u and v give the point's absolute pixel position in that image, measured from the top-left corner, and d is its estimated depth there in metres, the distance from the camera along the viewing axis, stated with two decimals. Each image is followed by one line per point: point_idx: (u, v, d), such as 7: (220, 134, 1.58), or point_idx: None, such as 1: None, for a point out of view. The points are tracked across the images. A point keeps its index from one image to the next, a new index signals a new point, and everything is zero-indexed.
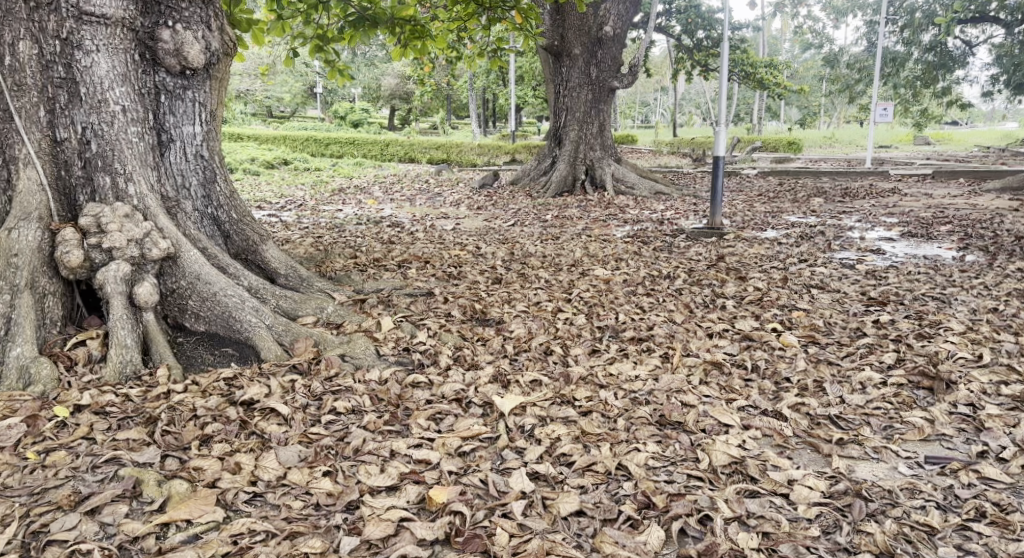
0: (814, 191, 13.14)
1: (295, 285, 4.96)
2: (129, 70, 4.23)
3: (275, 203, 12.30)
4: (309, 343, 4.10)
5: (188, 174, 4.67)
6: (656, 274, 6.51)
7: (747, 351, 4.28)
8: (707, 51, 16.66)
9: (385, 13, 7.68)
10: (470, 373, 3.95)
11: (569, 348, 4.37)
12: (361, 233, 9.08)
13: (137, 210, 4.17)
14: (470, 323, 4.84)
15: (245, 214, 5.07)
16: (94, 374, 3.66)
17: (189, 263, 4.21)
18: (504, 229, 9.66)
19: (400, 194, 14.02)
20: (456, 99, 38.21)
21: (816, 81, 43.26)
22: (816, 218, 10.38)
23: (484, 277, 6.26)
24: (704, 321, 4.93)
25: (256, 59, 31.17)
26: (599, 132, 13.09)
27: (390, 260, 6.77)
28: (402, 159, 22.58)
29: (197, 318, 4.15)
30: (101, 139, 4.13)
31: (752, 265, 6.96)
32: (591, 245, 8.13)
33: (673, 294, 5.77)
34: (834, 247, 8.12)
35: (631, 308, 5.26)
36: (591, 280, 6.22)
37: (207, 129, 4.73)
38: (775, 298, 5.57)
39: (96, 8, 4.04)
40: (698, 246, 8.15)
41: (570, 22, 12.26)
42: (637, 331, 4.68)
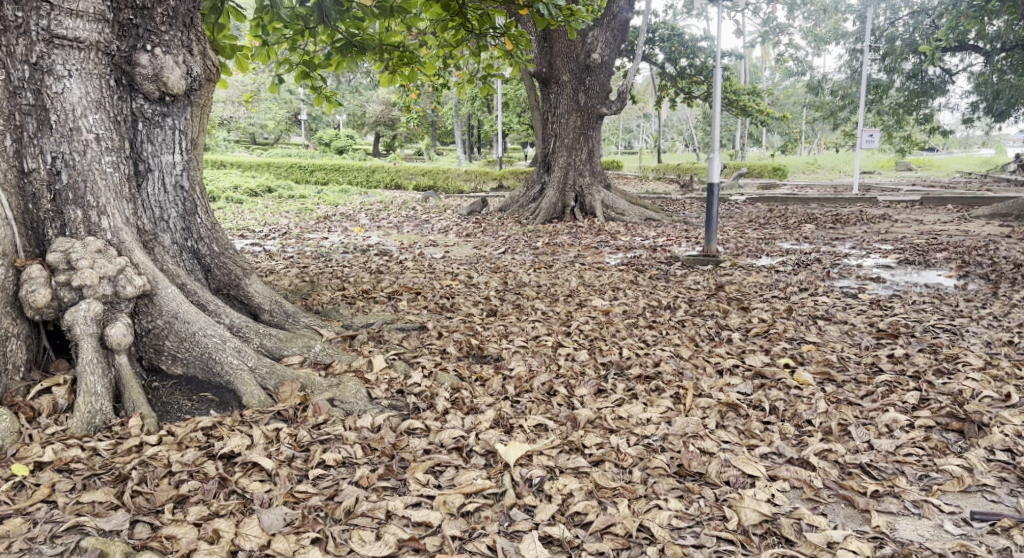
0: (804, 217, 13.05)
1: (280, 321, 4.69)
2: (104, 96, 3.98)
3: (259, 231, 12.03)
4: (295, 387, 3.81)
5: (167, 206, 4.41)
6: (656, 304, 6.29)
7: (762, 390, 4.04)
8: (691, 79, 16.65)
9: (374, 40, 7.53)
10: (470, 416, 3.69)
11: (574, 387, 4.11)
12: (348, 262, 8.80)
13: (110, 245, 3.89)
14: (466, 361, 4.57)
15: (227, 245, 4.81)
16: (60, 426, 3.37)
17: (167, 300, 3.93)
18: (495, 257, 9.44)
19: (388, 221, 13.77)
20: (441, 126, 38.18)
21: (797, 108, 43.67)
22: (810, 245, 10.22)
23: (477, 309, 6.01)
24: (712, 356, 4.70)
25: (239, 86, 31.01)
26: (588, 158, 12.93)
27: (379, 292, 6.50)
28: (388, 185, 22.38)
29: (174, 360, 3.86)
30: (73, 169, 3.86)
31: (752, 294, 6.75)
32: (586, 274, 7.91)
33: (676, 325, 5.55)
34: (833, 275, 7.95)
35: (634, 342, 5.02)
36: (589, 311, 5.99)
37: (188, 158, 4.48)
38: (782, 329, 5.36)
39: (69, 31, 3.79)
40: (695, 274, 7.95)
41: (559, 49, 12.24)
42: (644, 367, 4.44)
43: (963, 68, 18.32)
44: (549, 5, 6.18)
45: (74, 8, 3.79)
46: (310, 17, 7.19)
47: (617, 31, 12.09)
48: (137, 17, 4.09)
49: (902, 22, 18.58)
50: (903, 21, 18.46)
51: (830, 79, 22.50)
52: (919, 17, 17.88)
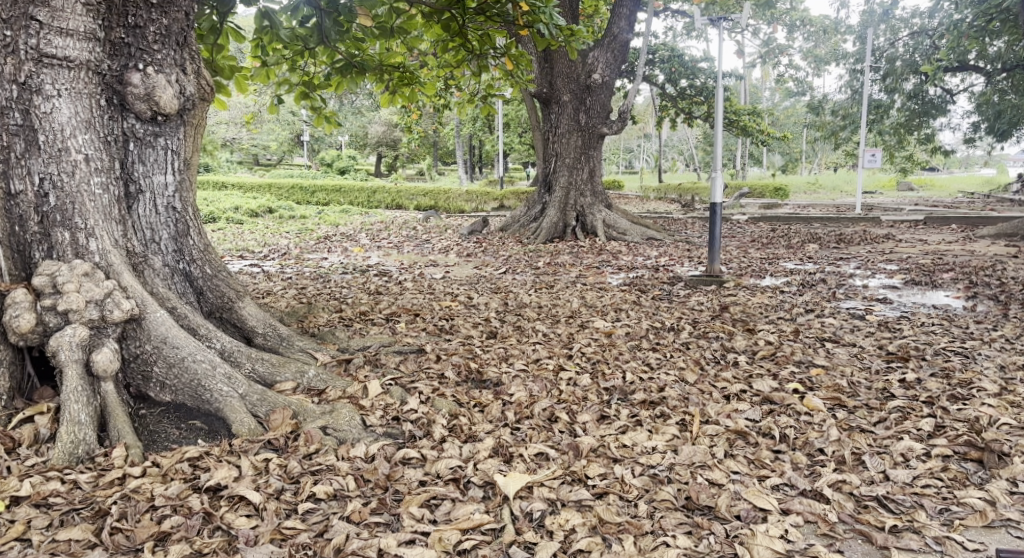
0: (808, 237, 12.94)
1: (274, 345, 4.56)
2: (94, 116, 3.88)
3: (258, 251, 11.94)
4: (286, 415, 3.67)
5: (159, 228, 4.30)
6: (659, 325, 6.16)
7: (771, 416, 3.91)
8: (691, 99, 16.64)
9: (373, 60, 7.48)
10: (467, 444, 3.56)
11: (576, 413, 3.98)
12: (346, 283, 8.69)
13: (98, 268, 3.78)
14: (465, 386, 4.44)
15: (220, 267, 4.69)
16: (40, 458, 3.25)
17: (155, 325, 3.80)
18: (495, 277, 9.32)
19: (388, 241, 13.68)
20: (443, 146, 38.24)
21: (798, 128, 43.75)
22: (814, 265, 10.11)
23: (477, 331, 5.88)
24: (718, 380, 4.56)
25: (241, 108, 31.12)
26: (589, 178, 12.87)
27: (377, 313, 6.38)
28: (388, 205, 22.34)
29: (162, 387, 3.73)
30: (61, 191, 3.76)
31: (758, 315, 6.63)
32: (588, 295, 7.79)
33: (680, 348, 5.42)
34: (839, 295, 7.83)
35: (638, 366, 4.89)
36: (591, 333, 5.86)
37: (180, 179, 4.38)
38: (789, 352, 5.23)
39: (58, 50, 3.71)
40: (699, 295, 7.83)
41: (559, 69, 12.24)
42: (648, 392, 4.31)
43: (963, 88, 18.30)
44: (549, 25, 6.10)
45: (64, 26, 3.70)
46: (310, 38, 7.14)
47: (618, 51, 12.00)
48: (129, 36, 4.00)
49: (901, 42, 18.59)
50: (903, 42, 18.47)
51: (831, 99, 22.47)
52: (919, 37, 17.89)
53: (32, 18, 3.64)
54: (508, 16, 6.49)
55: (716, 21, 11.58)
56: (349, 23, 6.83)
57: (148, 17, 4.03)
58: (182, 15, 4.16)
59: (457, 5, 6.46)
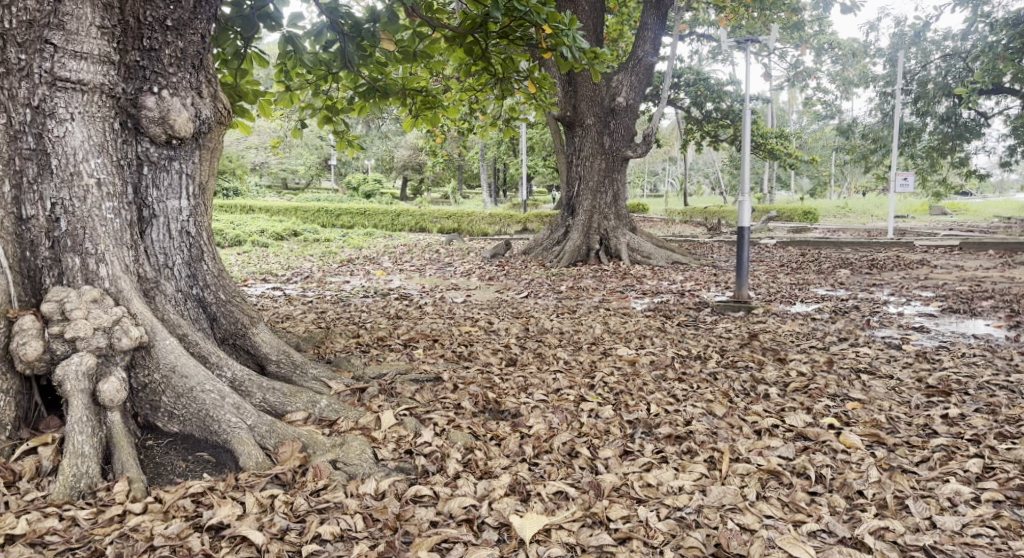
0: (839, 262, 12.65)
1: (287, 373, 4.44)
2: (108, 139, 3.83)
3: (281, 274, 11.94)
4: (296, 447, 3.54)
5: (172, 252, 4.21)
6: (685, 354, 5.96)
7: (805, 454, 3.71)
8: (717, 122, 16.47)
9: (396, 84, 7.41)
10: (483, 480, 3.40)
11: (597, 448, 3.79)
12: (367, 307, 8.61)
13: (108, 294, 3.70)
14: (482, 417, 4.27)
15: (235, 293, 4.60)
16: (41, 492, 3.17)
17: (165, 352, 3.70)
18: (517, 302, 9.19)
19: (410, 264, 13.63)
20: (468, 170, 38.38)
21: (827, 152, 43.33)
22: (846, 291, 9.84)
23: (497, 358, 5.71)
24: (748, 414, 4.35)
25: (269, 132, 31.51)
26: (613, 201, 12.72)
27: (395, 339, 6.26)
28: (413, 229, 22.36)
29: (170, 417, 3.63)
30: (72, 216, 3.70)
31: (788, 344, 6.40)
32: (612, 320, 7.62)
33: (708, 378, 5.21)
34: (873, 323, 7.56)
35: (663, 397, 4.69)
36: (614, 361, 5.67)
37: (195, 204, 4.31)
38: (822, 386, 5.01)
39: (71, 73, 3.66)
40: (726, 321, 7.62)
41: (583, 92, 12.15)
42: (674, 425, 4.12)
43: (999, 111, 17.95)
44: (573, 48, 5.98)
45: (79, 50, 3.67)
46: (333, 63, 7.12)
47: (642, 75, 12.01)
48: (144, 58, 3.96)
49: (934, 65, 18.32)
50: (936, 64, 18.25)
51: (861, 123, 22.11)
52: (952, 59, 17.64)
53: (46, 41, 3.60)
54: (532, 39, 6.36)
55: (745, 43, 11.44)
56: (373, 48, 6.82)
57: (163, 40, 3.98)
58: (199, 38, 4.11)
59: (479, 29, 6.31)
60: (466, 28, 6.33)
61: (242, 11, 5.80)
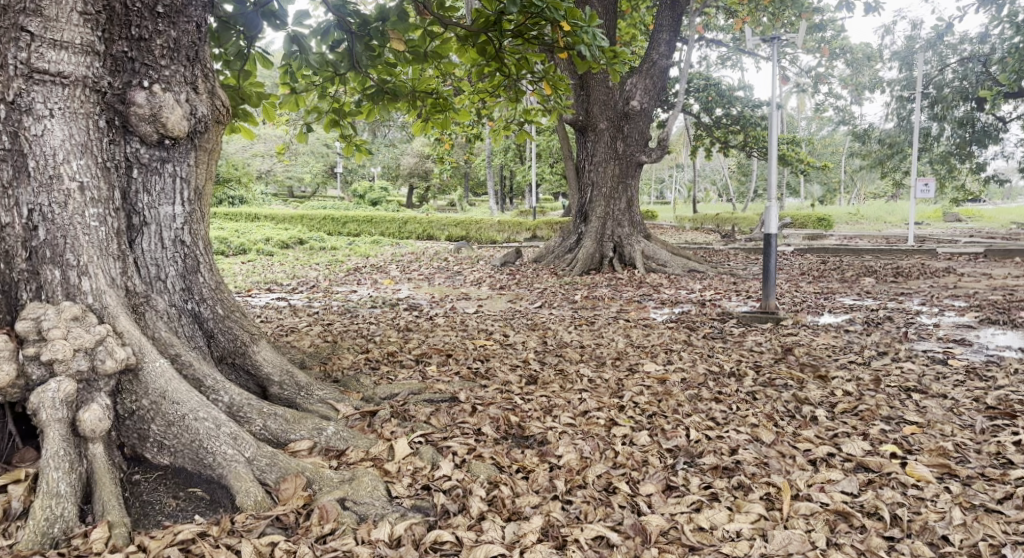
0: (862, 270, 12.20)
1: (290, 397, 4.05)
2: (92, 138, 3.45)
3: (286, 284, 11.56)
4: (299, 484, 3.15)
5: (165, 263, 3.84)
6: (718, 370, 5.52)
7: (872, 489, 3.35)
8: (727, 128, 16.05)
9: (406, 86, 7.03)
10: (512, 522, 3.03)
11: (638, 483, 3.39)
12: (376, 318, 8.22)
13: (91, 311, 3.32)
14: (506, 444, 3.86)
15: (234, 307, 4.22)
16: (9, 540, 2.80)
17: (154, 376, 3.33)
18: (531, 313, 8.77)
19: (419, 272, 13.24)
20: (474, 176, 38.08)
21: (838, 157, 42.85)
22: (874, 301, 9.41)
23: (516, 377, 5.29)
24: (799, 441, 3.96)
25: (273, 140, 31.18)
26: (627, 208, 12.33)
27: (406, 354, 5.85)
28: (420, 236, 22.00)
29: (161, 448, 3.26)
30: (51, 223, 3.32)
31: (826, 359, 5.98)
32: (634, 333, 7.20)
33: (747, 399, 4.78)
34: (910, 336, 7.12)
35: (702, 420, 4.28)
36: (641, 379, 5.24)
37: (191, 210, 3.92)
38: (873, 407, 4.60)
39: (51, 64, 3.30)
40: (755, 333, 7.19)
41: (596, 96, 11.76)
42: (719, 454, 3.72)
43: (1017, 116, 17.49)
44: (592, 46, 5.59)
45: (58, 38, 3.30)
46: (341, 64, 6.78)
47: (656, 78, 11.54)
48: (133, 49, 3.59)
49: (951, 69, 17.81)
50: (952, 68, 17.87)
51: (877, 128, 21.65)
52: (970, 63, 17.18)
53: (22, 28, 3.24)
54: (547, 39, 5.94)
55: (768, 42, 10.98)
56: (381, 48, 6.46)
57: (154, 29, 3.63)
58: (193, 27, 3.76)
59: (493, 28, 5.87)
60: (479, 26, 5.89)
61: (244, 9, 5.46)
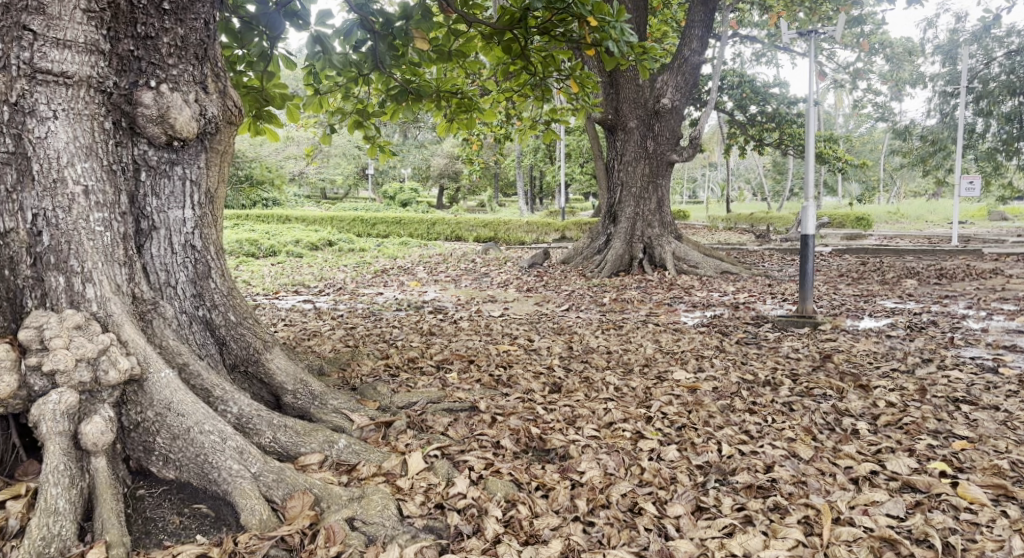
0: (904, 271, 11.76)
1: (304, 407, 3.93)
2: (97, 141, 3.34)
3: (313, 286, 11.52)
4: (306, 502, 3.03)
5: (175, 269, 3.72)
6: (751, 379, 5.26)
7: (920, 512, 3.13)
8: (761, 126, 15.64)
9: (430, 85, 6.84)
10: (529, 547, 2.89)
11: (665, 503, 3.21)
12: (400, 321, 8.09)
13: (95, 319, 3.21)
14: (526, 459, 3.69)
15: (247, 313, 4.10)
16: None
17: (159, 387, 3.21)
18: (557, 316, 8.57)
19: (446, 274, 13.11)
20: (505, 176, 37.93)
21: (877, 155, 41.90)
22: (916, 304, 9.02)
23: (539, 384, 5.10)
24: (839, 458, 3.72)
25: (305, 142, 31.36)
26: (657, 208, 12.05)
27: (427, 360, 5.70)
28: (448, 237, 21.91)
29: (166, 462, 3.15)
30: (55, 229, 3.21)
31: (867, 367, 5.69)
32: (664, 338, 6.96)
33: (783, 410, 4.54)
34: (957, 341, 6.77)
35: (734, 434, 4.05)
36: (670, 387, 5.01)
37: (202, 213, 3.80)
38: (919, 419, 4.32)
39: (54, 65, 3.19)
40: (791, 339, 6.90)
41: (626, 94, 11.50)
42: (753, 471, 3.51)
43: None
44: (620, 42, 5.30)
45: (61, 38, 3.20)
46: (364, 64, 6.66)
47: (688, 75, 11.24)
48: (139, 47, 3.47)
49: (999, 63, 17.20)
50: (999, 62, 17.26)
51: (918, 125, 21.04)
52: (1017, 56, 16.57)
53: (25, 27, 3.14)
54: (574, 35, 5.73)
55: (804, 36, 10.61)
56: (404, 47, 6.29)
57: (161, 27, 3.51)
58: (201, 25, 3.64)
59: (518, 25, 5.62)
60: (503, 24, 5.65)
61: (266, 9, 5.33)
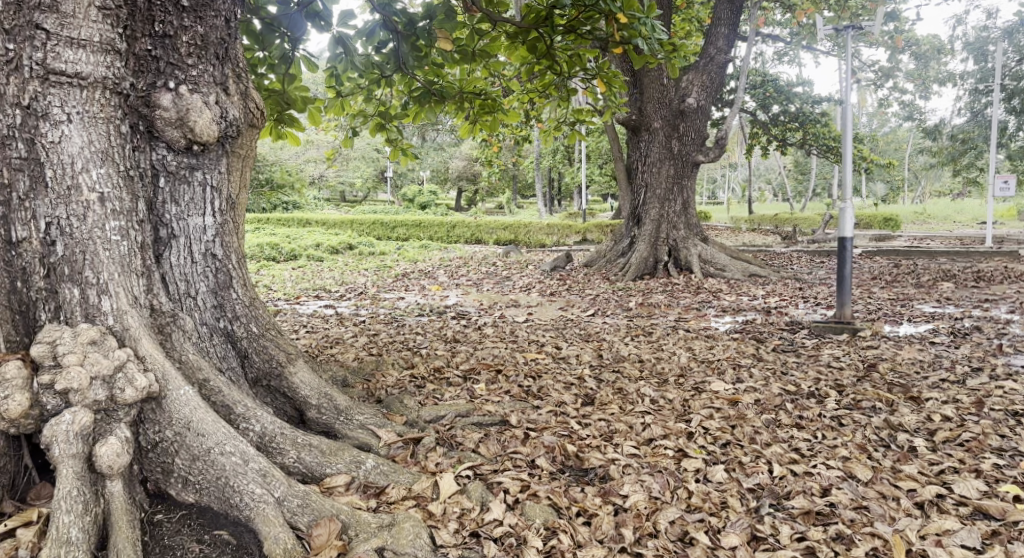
0: (941, 274, 11.39)
1: (328, 422, 3.74)
2: (113, 145, 3.17)
3: (334, 291, 11.36)
4: (333, 530, 2.86)
5: (195, 279, 3.55)
6: (794, 390, 5.00)
7: (998, 545, 2.94)
8: (784, 126, 15.31)
9: (453, 87, 6.61)
10: None
11: (718, 533, 3.05)
12: (422, 328, 7.91)
13: (112, 333, 3.04)
14: (565, 480, 3.49)
15: (269, 325, 3.92)
16: None
17: (178, 405, 3.04)
18: (583, 322, 8.33)
19: (467, 278, 12.93)
20: (524, 178, 37.74)
21: (902, 155, 41.25)
22: (956, 308, 8.69)
23: (571, 396, 4.88)
24: (901, 480, 3.48)
25: (325, 145, 31.33)
26: (682, 210, 11.78)
27: (453, 370, 5.51)
28: (468, 240, 21.71)
29: (185, 484, 2.98)
30: (70, 238, 3.05)
31: (914, 377, 5.42)
32: (697, 345, 6.72)
33: (833, 425, 4.28)
34: (1006, 348, 6.46)
35: (783, 452, 3.82)
36: (709, 400, 4.77)
37: (222, 220, 3.63)
38: (982, 436, 4.04)
39: (68, 65, 3.03)
40: (830, 345, 6.63)
41: (649, 93, 11.25)
42: (809, 496, 3.32)
43: None
44: (651, 39, 5.09)
45: (75, 36, 3.03)
46: (387, 65, 6.49)
47: (714, 74, 10.98)
48: (157, 47, 3.31)
49: None
50: None
51: (948, 124, 20.55)
52: None
53: (37, 26, 2.97)
54: (601, 35, 5.49)
55: (842, 32, 9.82)
56: (428, 48, 6.10)
57: (179, 25, 3.35)
58: (221, 22, 3.48)
59: (544, 23, 5.42)
60: (528, 22, 5.45)
61: (287, 10, 5.17)
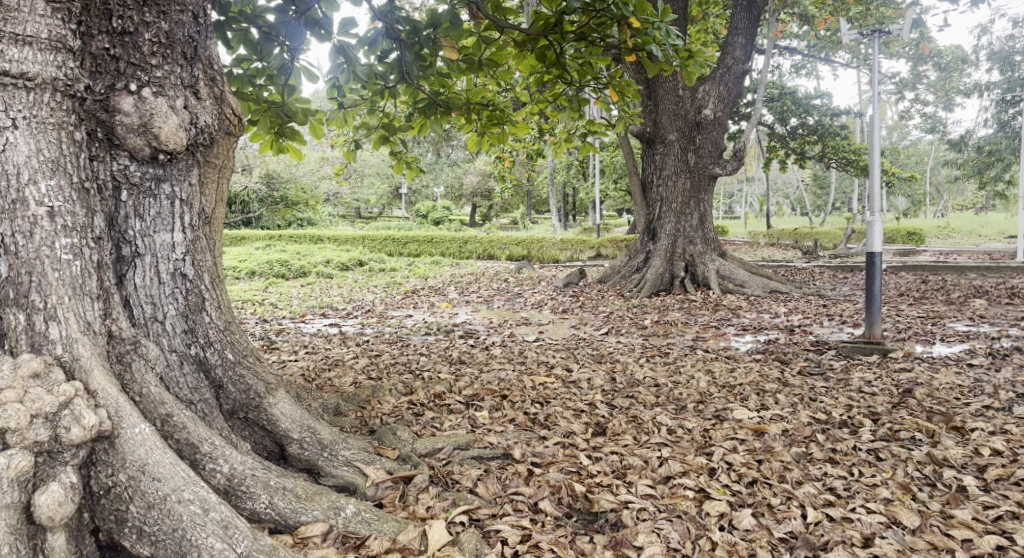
0: (972, 290, 10.88)
1: (310, 458, 3.38)
2: (65, 154, 2.85)
3: (341, 309, 11.05)
4: None
5: (163, 301, 3.23)
6: (825, 420, 4.58)
7: None
8: (803, 138, 14.89)
9: (460, 97, 6.24)
10: None
11: None
12: (427, 348, 7.57)
13: (59, 365, 2.70)
14: (573, 527, 3.13)
15: (248, 350, 3.57)
16: None
17: (131, 444, 2.69)
18: (596, 341, 7.94)
19: (478, 295, 12.58)
20: (540, 193, 37.41)
21: (924, 168, 40.53)
22: (992, 327, 8.21)
23: (580, 426, 4.48)
24: (953, 528, 3.09)
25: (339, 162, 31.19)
26: (699, 224, 11.37)
27: (455, 396, 5.13)
28: (481, 256, 21.36)
29: (140, 536, 2.61)
30: (14, 257, 2.71)
31: (956, 404, 4.97)
32: (717, 366, 6.30)
33: (870, 460, 3.87)
34: None
35: (818, 491, 3.43)
36: (732, 430, 4.36)
37: (194, 237, 3.30)
38: None
39: (13, 65, 2.72)
40: (861, 368, 6.19)
41: (664, 105, 10.85)
42: (850, 546, 2.96)
43: None
44: (667, 45, 4.63)
45: (20, 32, 2.72)
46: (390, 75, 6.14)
47: (732, 85, 10.55)
48: (116, 45, 3.01)
49: None
50: None
51: (974, 136, 19.97)
52: None
53: None
54: (615, 42, 5.10)
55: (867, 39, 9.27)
56: (432, 57, 5.74)
57: (141, 20, 3.05)
58: (188, 18, 3.16)
59: (553, 30, 5.00)
60: (537, 30, 5.02)
61: (286, 17, 4.85)
